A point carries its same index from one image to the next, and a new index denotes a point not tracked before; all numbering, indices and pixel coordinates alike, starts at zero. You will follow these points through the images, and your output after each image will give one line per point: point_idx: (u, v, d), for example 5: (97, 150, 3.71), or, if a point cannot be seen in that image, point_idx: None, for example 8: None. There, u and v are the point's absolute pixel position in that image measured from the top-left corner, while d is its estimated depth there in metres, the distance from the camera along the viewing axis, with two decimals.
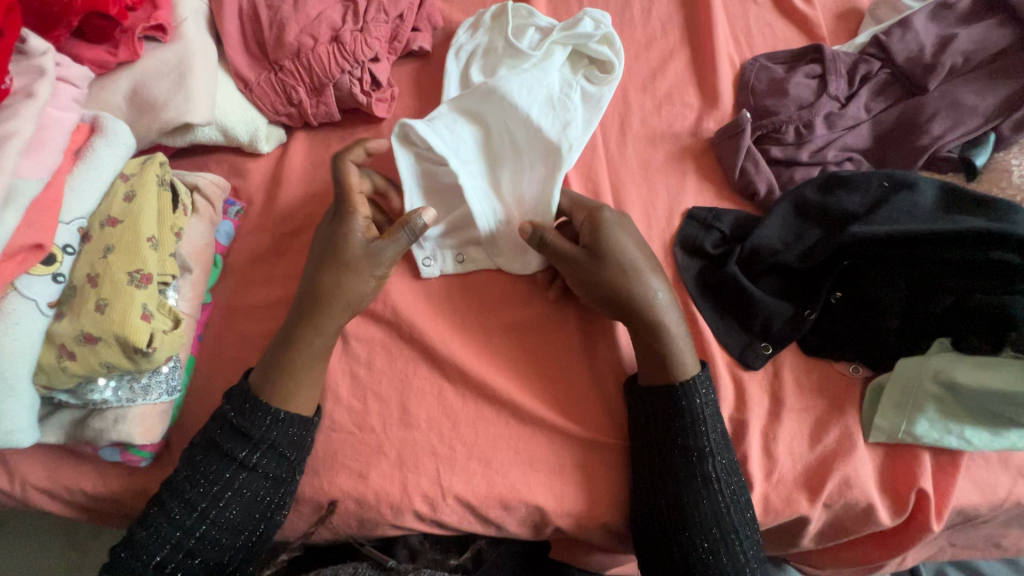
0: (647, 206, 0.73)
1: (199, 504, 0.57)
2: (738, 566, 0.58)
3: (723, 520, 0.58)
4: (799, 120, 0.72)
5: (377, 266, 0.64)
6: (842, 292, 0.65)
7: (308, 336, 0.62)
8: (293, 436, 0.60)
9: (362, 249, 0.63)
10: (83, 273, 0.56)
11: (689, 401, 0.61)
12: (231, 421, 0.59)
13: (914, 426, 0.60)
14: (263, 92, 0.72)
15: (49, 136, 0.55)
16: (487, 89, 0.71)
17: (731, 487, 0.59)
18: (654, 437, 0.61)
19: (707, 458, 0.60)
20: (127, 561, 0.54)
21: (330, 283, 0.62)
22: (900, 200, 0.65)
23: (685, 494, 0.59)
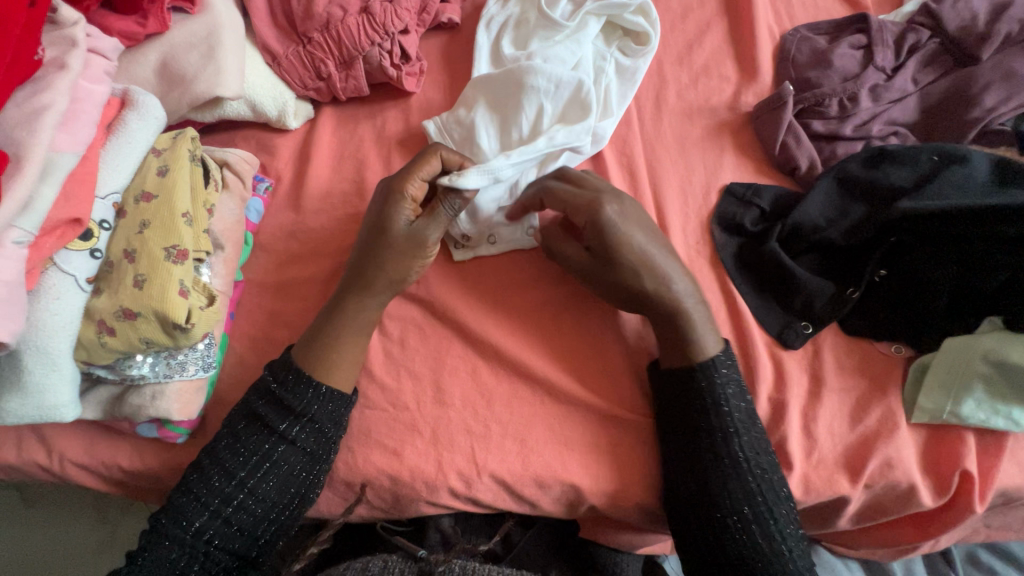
0: (683, 183, 0.71)
1: (238, 473, 0.57)
2: (774, 546, 0.56)
3: (755, 499, 0.57)
4: (843, 92, 0.69)
5: (420, 250, 0.63)
6: (888, 271, 0.64)
7: (353, 307, 0.62)
8: (334, 412, 0.60)
9: (405, 232, 0.62)
10: (119, 248, 0.55)
11: (708, 381, 0.60)
12: (273, 392, 0.60)
13: (959, 407, 0.59)
14: (292, 66, 0.71)
15: (82, 109, 0.54)
16: (515, 69, 0.68)
17: (761, 465, 0.58)
18: (677, 419, 0.61)
19: (732, 437, 0.59)
20: (167, 528, 0.55)
21: (376, 263, 0.62)
22: (952, 174, 0.62)
23: (712, 474, 0.58)
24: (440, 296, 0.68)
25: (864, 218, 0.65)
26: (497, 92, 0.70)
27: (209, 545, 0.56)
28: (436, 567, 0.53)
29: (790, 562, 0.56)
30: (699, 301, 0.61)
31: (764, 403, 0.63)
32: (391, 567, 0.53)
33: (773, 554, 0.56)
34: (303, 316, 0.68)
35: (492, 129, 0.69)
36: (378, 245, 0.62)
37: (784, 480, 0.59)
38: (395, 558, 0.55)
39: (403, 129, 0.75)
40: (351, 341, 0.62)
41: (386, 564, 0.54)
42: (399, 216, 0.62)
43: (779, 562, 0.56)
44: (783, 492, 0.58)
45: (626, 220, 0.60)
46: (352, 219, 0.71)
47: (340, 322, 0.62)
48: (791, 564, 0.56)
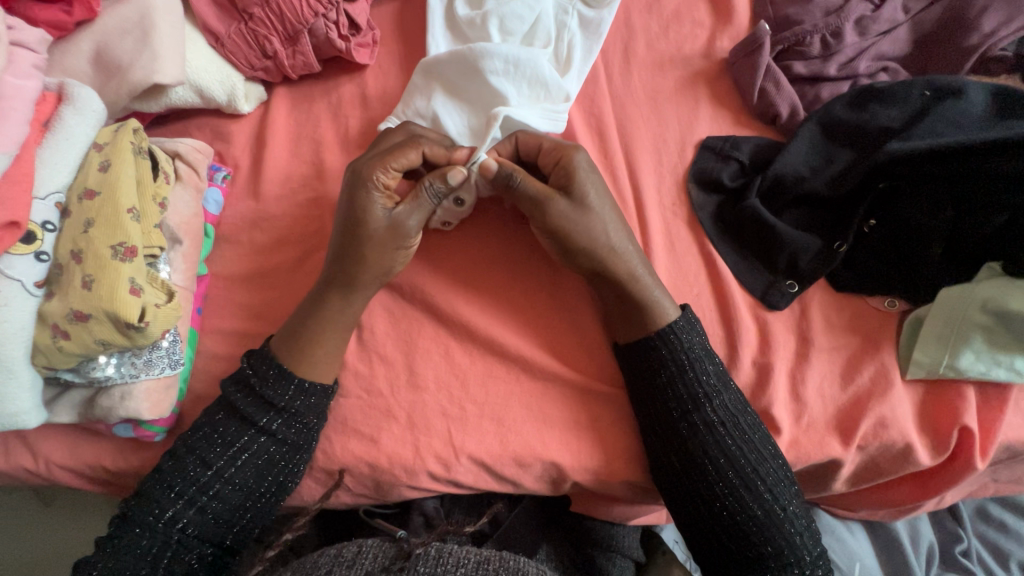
0: (657, 140, 0.67)
1: (215, 463, 0.57)
2: (768, 508, 0.55)
3: (739, 464, 0.55)
4: (826, 28, 0.64)
5: (402, 242, 0.59)
6: (877, 221, 0.60)
7: (338, 307, 0.60)
8: (316, 405, 0.59)
9: (386, 223, 0.58)
10: (66, 249, 0.54)
11: (671, 349, 0.57)
12: (252, 386, 0.59)
13: (957, 360, 0.55)
14: (236, 46, 0.67)
15: (10, 107, 0.52)
16: (468, 50, 0.63)
17: (740, 429, 0.56)
18: (647, 389, 0.58)
19: (703, 404, 0.57)
20: (137, 516, 0.55)
21: (357, 259, 0.58)
22: (946, 109, 0.57)
23: (691, 442, 0.56)
24: (408, 278, 0.65)
25: (851, 164, 0.60)
26: (453, 75, 0.65)
27: (183, 533, 0.55)
28: (415, 548, 0.50)
29: (783, 521, 0.55)
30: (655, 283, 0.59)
31: (750, 368, 0.60)
32: (365, 553, 0.50)
33: (766, 515, 0.55)
34: (271, 305, 0.67)
35: (458, 116, 0.64)
36: (357, 240, 0.58)
37: (767, 440, 0.56)
38: (371, 543, 0.52)
39: (360, 104, 0.71)
40: (331, 336, 0.60)
41: (361, 549, 0.51)
42: (374, 205, 0.58)
43: (773, 522, 0.55)
44: (770, 451, 0.56)
45: (595, 176, 0.59)
46: (314, 204, 0.68)
47: (318, 318, 0.60)
48: (785, 524, 0.55)
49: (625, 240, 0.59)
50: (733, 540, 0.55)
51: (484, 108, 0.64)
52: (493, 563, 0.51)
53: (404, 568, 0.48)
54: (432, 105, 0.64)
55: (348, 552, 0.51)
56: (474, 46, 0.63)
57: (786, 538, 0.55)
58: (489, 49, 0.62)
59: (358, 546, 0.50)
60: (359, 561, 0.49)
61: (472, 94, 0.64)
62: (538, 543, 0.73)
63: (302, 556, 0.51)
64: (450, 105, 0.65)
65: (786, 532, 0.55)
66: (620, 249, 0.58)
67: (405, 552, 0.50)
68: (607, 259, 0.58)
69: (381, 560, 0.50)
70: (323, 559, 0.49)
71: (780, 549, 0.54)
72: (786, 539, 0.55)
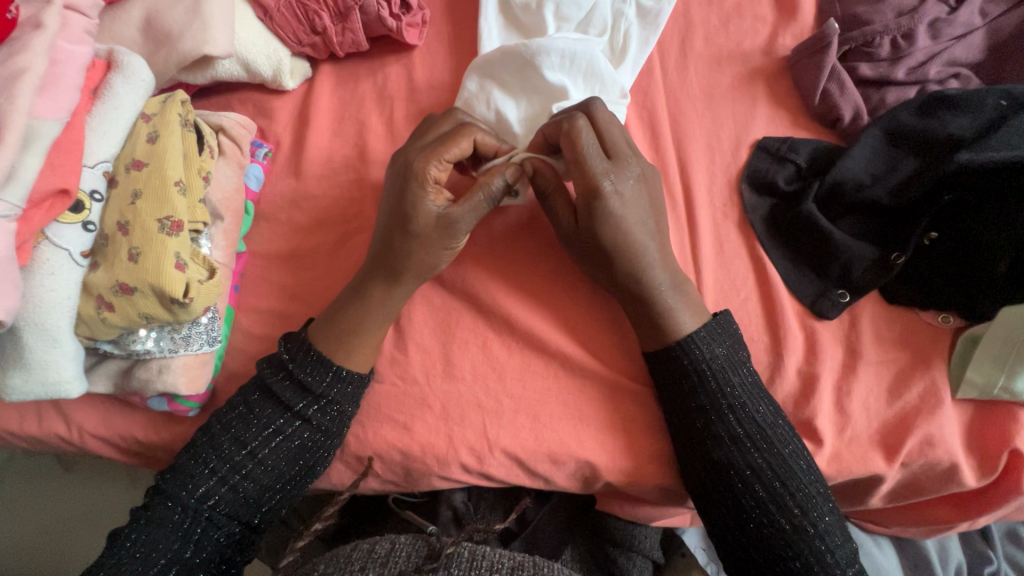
0: (711, 137, 0.65)
1: (249, 443, 0.57)
2: (796, 522, 0.53)
3: (766, 477, 0.54)
4: (896, 29, 0.61)
5: (451, 240, 0.57)
6: (939, 233, 0.58)
7: (381, 297, 0.59)
8: (350, 391, 0.59)
9: (436, 220, 0.56)
10: (113, 220, 0.53)
11: (692, 359, 0.56)
12: (289, 370, 0.58)
13: (1013, 382, 0.54)
14: (285, 20, 0.66)
15: (62, 72, 0.51)
16: (522, 46, 0.61)
17: (764, 438, 0.55)
18: (671, 398, 0.57)
19: (727, 414, 0.55)
20: (168, 490, 0.55)
21: (403, 254, 0.57)
22: (1022, 121, 0.55)
23: (717, 454, 0.55)
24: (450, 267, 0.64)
25: (915, 175, 0.58)
26: (506, 74, 0.63)
27: (212, 510, 0.56)
28: (445, 548, 0.49)
29: (814, 536, 0.53)
30: (675, 284, 0.56)
31: (794, 377, 0.59)
32: (399, 550, 0.50)
33: (795, 530, 0.53)
34: (308, 286, 0.66)
35: (509, 107, 0.63)
36: (406, 235, 0.57)
37: (798, 455, 0.55)
38: (404, 541, 0.51)
39: (406, 86, 0.70)
40: (371, 326, 0.59)
41: (394, 546, 0.50)
42: (427, 202, 0.56)
43: (802, 538, 0.53)
44: (800, 466, 0.54)
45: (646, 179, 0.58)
46: (355, 185, 0.67)
47: (360, 308, 0.59)
48: (816, 540, 0.53)
49: (649, 241, 0.56)
50: (761, 552, 0.54)
51: (548, 103, 0.62)
52: (528, 569, 0.50)
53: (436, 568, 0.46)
54: (492, 105, 0.63)
55: (379, 549, 0.50)
56: (526, 41, 0.62)
57: (817, 555, 0.52)
58: (546, 45, 0.61)
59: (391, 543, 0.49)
60: (392, 558, 0.48)
61: (532, 89, 0.63)
62: (563, 544, 0.73)
63: (336, 549, 0.49)
64: (510, 102, 0.63)
65: (818, 549, 0.53)
66: (649, 245, 0.56)
67: (436, 552, 0.49)
68: (627, 242, 0.55)
69: (414, 558, 0.48)
70: (357, 554, 0.48)
71: (809, 564, 0.52)
72: (817, 557, 0.52)
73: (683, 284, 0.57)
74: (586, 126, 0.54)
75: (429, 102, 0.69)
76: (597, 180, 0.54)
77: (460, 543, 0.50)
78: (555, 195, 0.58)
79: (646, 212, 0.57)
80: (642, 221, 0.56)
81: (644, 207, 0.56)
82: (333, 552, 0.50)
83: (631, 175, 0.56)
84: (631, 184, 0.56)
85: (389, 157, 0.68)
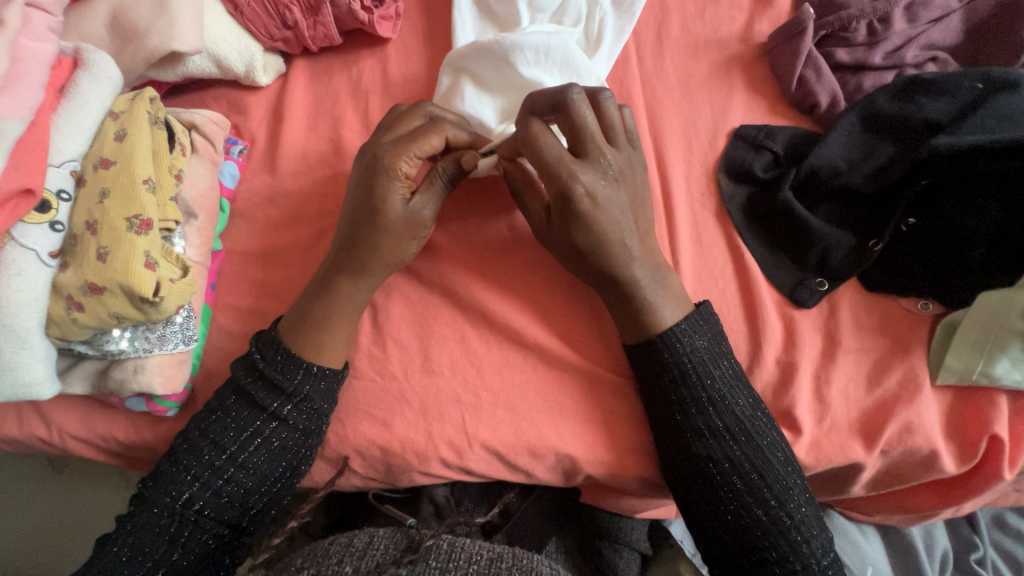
0: (688, 126, 0.64)
1: (229, 447, 0.57)
2: (773, 514, 0.53)
3: (745, 470, 0.54)
4: (873, 13, 0.61)
5: (419, 231, 0.57)
6: (917, 219, 0.57)
7: (349, 290, 0.58)
8: (326, 388, 0.58)
9: (403, 213, 0.56)
10: (81, 220, 0.53)
11: (673, 353, 0.55)
12: (261, 370, 0.58)
13: (992, 367, 0.53)
14: (256, 15, 0.66)
15: (24, 70, 0.51)
16: (496, 42, 0.61)
17: (745, 431, 0.54)
18: (651, 392, 0.57)
19: (707, 407, 0.55)
20: (155, 496, 0.55)
21: (370, 248, 0.57)
22: (998, 103, 0.54)
23: (695, 448, 0.54)
24: (427, 262, 0.64)
25: (891, 159, 0.57)
26: (479, 69, 0.62)
27: (197, 518, 0.55)
28: (425, 542, 0.49)
29: (791, 528, 0.53)
30: (655, 278, 0.56)
31: (773, 366, 0.58)
32: (376, 544, 0.49)
33: (772, 522, 0.53)
34: (285, 284, 0.66)
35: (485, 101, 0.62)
36: (372, 229, 0.56)
37: (776, 447, 0.54)
38: (382, 534, 0.51)
39: (381, 79, 0.69)
40: (341, 323, 0.59)
41: (372, 540, 0.50)
42: (394, 196, 0.55)
43: (779, 529, 0.53)
44: (778, 458, 0.54)
45: (624, 180, 0.55)
46: (331, 181, 0.67)
47: (326, 304, 0.58)
48: (793, 530, 0.53)
49: (629, 237, 0.55)
50: (739, 545, 0.54)
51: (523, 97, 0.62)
52: (506, 561, 0.50)
53: (414, 561, 0.47)
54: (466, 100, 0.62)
55: (358, 542, 0.50)
56: (499, 37, 0.61)
57: (793, 545, 0.53)
58: (518, 41, 0.60)
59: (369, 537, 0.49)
60: (369, 552, 0.48)
61: (505, 85, 0.62)
62: (546, 535, 0.72)
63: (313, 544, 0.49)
64: (485, 99, 0.63)
65: (793, 540, 0.53)
66: (626, 239, 0.55)
67: (415, 546, 0.49)
68: (605, 244, 0.54)
69: (391, 551, 0.49)
70: (334, 548, 0.49)
71: (785, 555, 0.53)
72: (793, 548, 0.53)
73: (667, 276, 0.56)
74: (544, 129, 0.53)
75: (405, 96, 0.68)
76: (568, 185, 0.53)
77: (439, 536, 0.50)
78: (527, 191, 0.58)
79: (622, 209, 0.55)
80: (622, 222, 0.55)
81: (620, 206, 0.55)
82: (311, 547, 0.50)
83: (604, 176, 0.54)
84: (603, 185, 0.54)
85: None
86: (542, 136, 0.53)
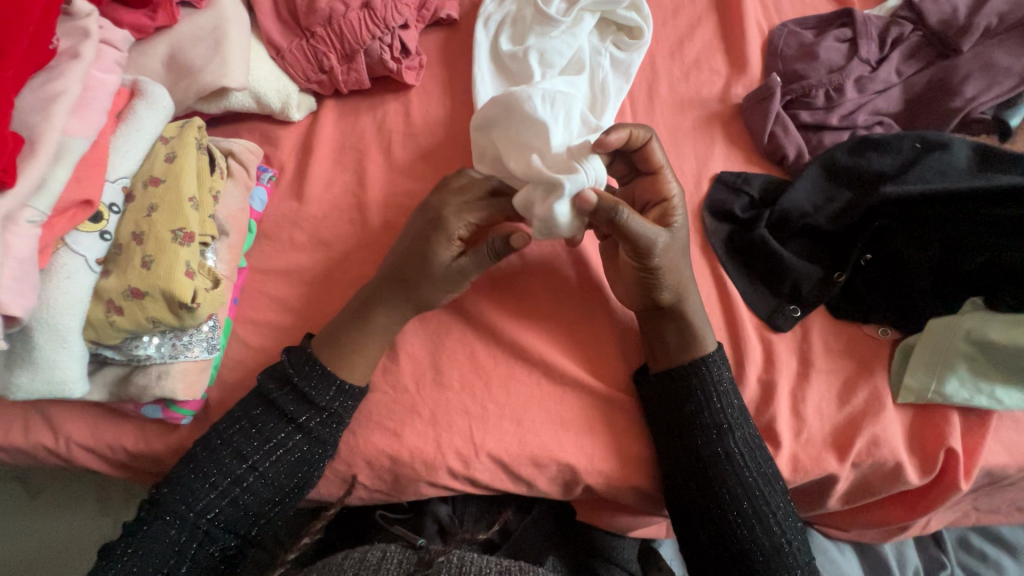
0: (676, 171, 0.73)
1: (251, 456, 0.59)
2: (774, 539, 0.59)
3: (753, 496, 0.59)
4: (829, 84, 0.72)
5: (455, 286, 0.64)
6: (873, 254, 0.66)
7: (380, 317, 0.63)
8: (349, 405, 0.62)
9: (446, 268, 0.62)
10: (128, 230, 0.58)
11: (702, 380, 0.62)
12: (293, 382, 0.61)
13: (943, 385, 0.60)
14: (295, 60, 0.74)
15: (93, 97, 0.56)
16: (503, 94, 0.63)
17: (755, 458, 0.60)
18: (675, 416, 0.62)
19: (727, 434, 0.61)
20: (173, 501, 0.56)
21: (410, 287, 0.63)
22: (933, 160, 0.65)
23: (712, 471, 0.60)
24: None
25: (850, 203, 0.66)
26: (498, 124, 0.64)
27: (207, 530, 0.57)
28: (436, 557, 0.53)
29: (786, 554, 0.59)
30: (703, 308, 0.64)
31: (755, 384, 0.65)
32: (389, 558, 0.53)
33: (773, 546, 0.58)
34: (305, 301, 0.70)
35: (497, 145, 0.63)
36: (417, 271, 0.62)
37: (778, 475, 0.61)
38: (394, 549, 0.55)
39: (403, 120, 0.77)
40: (371, 345, 0.63)
41: (385, 554, 0.53)
42: (444, 252, 0.62)
43: (777, 553, 0.58)
44: (779, 486, 0.60)
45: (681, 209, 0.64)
46: (354, 208, 0.73)
47: (360, 329, 0.63)
48: (789, 556, 0.58)
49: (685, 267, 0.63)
50: (739, 567, 0.58)
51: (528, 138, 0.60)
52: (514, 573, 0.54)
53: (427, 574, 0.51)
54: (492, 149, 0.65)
55: (371, 557, 0.53)
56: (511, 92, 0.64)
57: (788, 570, 0.58)
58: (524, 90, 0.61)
59: (383, 551, 0.53)
60: (384, 565, 0.52)
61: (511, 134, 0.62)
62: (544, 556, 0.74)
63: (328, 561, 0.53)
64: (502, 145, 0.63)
65: (788, 564, 0.58)
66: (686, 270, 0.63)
67: (427, 560, 0.53)
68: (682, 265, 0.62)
69: (405, 565, 0.52)
70: (349, 561, 0.52)
71: None
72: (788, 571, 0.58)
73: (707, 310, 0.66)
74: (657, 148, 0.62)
75: (426, 135, 0.76)
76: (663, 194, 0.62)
77: (450, 551, 0.54)
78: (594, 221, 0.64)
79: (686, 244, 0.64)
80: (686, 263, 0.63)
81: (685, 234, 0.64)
82: (326, 562, 0.54)
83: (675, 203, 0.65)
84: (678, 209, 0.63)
85: (386, 181, 0.74)
86: (621, 129, 0.58)
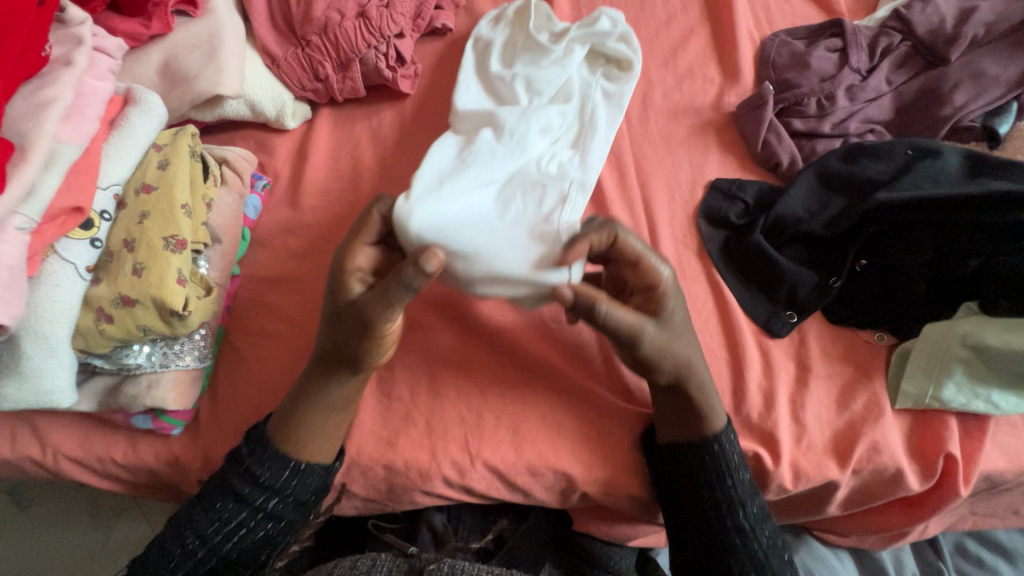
0: (671, 179, 0.73)
1: (211, 538, 0.56)
2: None
3: (761, 568, 0.59)
4: (821, 92, 0.73)
5: (365, 331, 0.53)
6: (868, 261, 0.66)
7: (325, 386, 0.58)
8: (316, 484, 0.60)
9: (354, 306, 0.53)
10: (119, 238, 0.57)
11: (714, 456, 0.59)
12: (257, 464, 0.58)
13: (941, 391, 0.60)
14: (291, 68, 0.74)
15: (86, 104, 0.56)
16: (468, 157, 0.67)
17: (764, 530, 0.60)
18: (685, 487, 0.60)
19: (738, 508, 0.59)
20: (168, 542, 0.57)
21: (335, 345, 0.55)
22: (924, 166, 0.66)
23: (722, 543, 0.59)
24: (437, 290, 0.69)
25: (844, 210, 0.67)
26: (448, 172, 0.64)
27: None
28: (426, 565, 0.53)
29: None
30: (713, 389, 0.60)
31: (756, 392, 0.64)
32: (379, 566, 0.53)
33: None
34: (296, 309, 0.68)
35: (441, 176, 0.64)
36: (336, 330, 0.55)
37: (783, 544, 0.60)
38: (385, 558, 0.54)
39: (399, 128, 0.77)
40: (329, 421, 0.60)
41: (375, 562, 0.53)
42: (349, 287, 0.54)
43: None
44: (784, 553, 0.60)
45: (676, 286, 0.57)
46: (349, 215, 0.73)
47: (309, 412, 0.58)
48: None
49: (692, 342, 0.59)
50: None
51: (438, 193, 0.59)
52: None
53: None
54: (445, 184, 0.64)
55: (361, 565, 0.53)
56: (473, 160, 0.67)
57: None
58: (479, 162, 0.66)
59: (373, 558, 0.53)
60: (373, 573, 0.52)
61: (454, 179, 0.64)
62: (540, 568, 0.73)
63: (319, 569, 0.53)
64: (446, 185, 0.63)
65: None
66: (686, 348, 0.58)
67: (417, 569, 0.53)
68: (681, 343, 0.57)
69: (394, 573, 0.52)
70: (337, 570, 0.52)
71: None
72: None
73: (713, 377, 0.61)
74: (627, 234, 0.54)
75: (421, 143, 0.76)
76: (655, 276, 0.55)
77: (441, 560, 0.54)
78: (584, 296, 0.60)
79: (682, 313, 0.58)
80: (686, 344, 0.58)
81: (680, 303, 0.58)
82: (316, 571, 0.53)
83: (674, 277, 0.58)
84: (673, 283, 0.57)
85: (381, 189, 0.74)
86: (578, 241, 0.54)
